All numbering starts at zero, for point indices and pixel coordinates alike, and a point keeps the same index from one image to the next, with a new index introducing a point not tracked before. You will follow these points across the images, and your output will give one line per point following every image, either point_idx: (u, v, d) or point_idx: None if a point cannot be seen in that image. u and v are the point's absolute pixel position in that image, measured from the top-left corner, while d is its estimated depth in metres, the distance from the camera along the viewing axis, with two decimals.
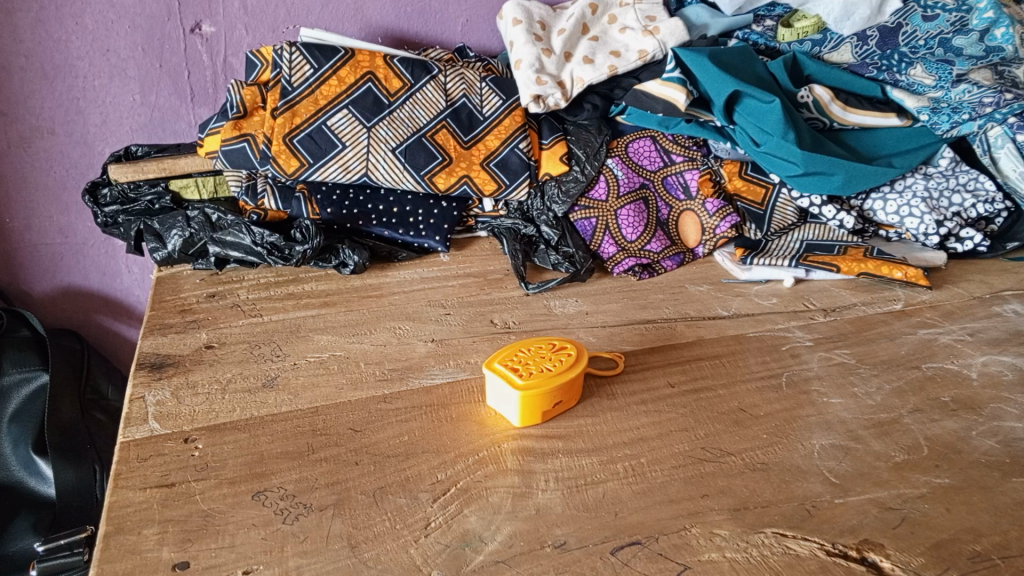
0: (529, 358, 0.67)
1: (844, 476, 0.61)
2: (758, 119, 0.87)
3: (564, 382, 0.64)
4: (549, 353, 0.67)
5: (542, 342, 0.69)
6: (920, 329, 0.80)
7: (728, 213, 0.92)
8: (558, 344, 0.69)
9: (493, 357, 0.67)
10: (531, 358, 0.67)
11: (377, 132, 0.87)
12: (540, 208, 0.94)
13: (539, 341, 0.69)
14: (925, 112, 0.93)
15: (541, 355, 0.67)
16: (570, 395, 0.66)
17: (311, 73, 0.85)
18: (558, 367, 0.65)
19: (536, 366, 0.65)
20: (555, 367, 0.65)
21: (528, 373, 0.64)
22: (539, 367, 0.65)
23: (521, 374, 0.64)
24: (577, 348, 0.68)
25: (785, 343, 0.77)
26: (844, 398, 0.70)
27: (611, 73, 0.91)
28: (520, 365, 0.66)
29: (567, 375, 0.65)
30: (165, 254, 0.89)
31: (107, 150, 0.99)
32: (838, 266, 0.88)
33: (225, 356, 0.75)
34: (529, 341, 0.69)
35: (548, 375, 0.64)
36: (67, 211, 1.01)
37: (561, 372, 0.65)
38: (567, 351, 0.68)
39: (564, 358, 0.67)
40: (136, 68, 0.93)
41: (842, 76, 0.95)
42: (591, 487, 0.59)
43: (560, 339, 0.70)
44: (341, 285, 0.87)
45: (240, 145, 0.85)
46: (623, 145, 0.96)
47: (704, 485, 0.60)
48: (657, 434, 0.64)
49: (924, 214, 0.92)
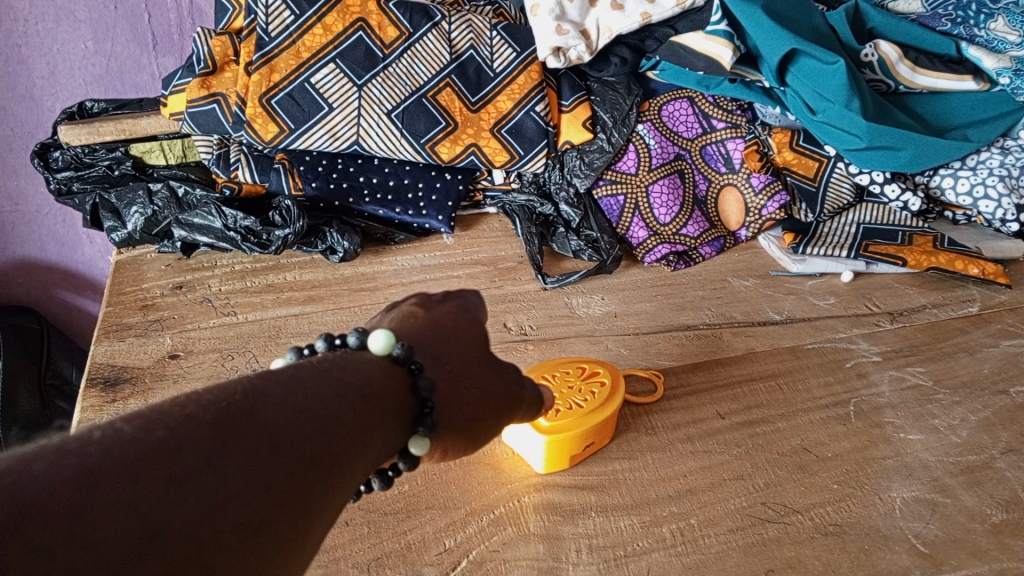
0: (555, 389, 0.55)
1: (934, 544, 0.51)
2: (816, 82, 0.73)
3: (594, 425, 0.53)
4: (576, 381, 0.56)
5: (570, 365, 0.58)
6: (1003, 340, 0.70)
7: (776, 191, 0.79)
8: (588, 368, 0.58)
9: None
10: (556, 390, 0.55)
11: (369, 91, 0.73)
12: (558, 181, 0.81)
13: (566, 364, 0.58)
14: (1006, 74, 0.78)
15: (569, 386, 0.56)
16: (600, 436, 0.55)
17: (291, 21, 0.71)
18: (589, 403, 0.54)
19: (562, 400, 0.54)
20: (586, 404, 0.54)
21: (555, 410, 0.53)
22: (567, 403, 0.54)
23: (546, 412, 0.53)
24: (612, 374, 0.57)
25: (849, 358, 0.66)
26: (924, 433, 0.59)
27: (644, 22, 0.75)
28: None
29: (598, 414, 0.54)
30: (124, 235, 0.76)
31: (57, 106, 0.85)
32: (904, 258, 0.76)
33: (192, 370, 0.63)
34: (553, 362, 0.58)
35: (577, 414, 0.53)
36: (15, 175, 0.87)
37: (592, 410, 0.54)
38: (599, 381, 0.56)
39: (597, 390, 0.55)
40: (86, 10, 0.78)
41: (910, 29, 0.80)
42: (631, 561, 0.49)
43: (592, 361, 0.58)
44: (329, 275, 0.75)
45: (211, 106, 0.71)
46: (657, 107, 0.82)
47: (768, 557, 0.50)
48: (708, 485, 0.54)
49: (1002, 196, 0.80)
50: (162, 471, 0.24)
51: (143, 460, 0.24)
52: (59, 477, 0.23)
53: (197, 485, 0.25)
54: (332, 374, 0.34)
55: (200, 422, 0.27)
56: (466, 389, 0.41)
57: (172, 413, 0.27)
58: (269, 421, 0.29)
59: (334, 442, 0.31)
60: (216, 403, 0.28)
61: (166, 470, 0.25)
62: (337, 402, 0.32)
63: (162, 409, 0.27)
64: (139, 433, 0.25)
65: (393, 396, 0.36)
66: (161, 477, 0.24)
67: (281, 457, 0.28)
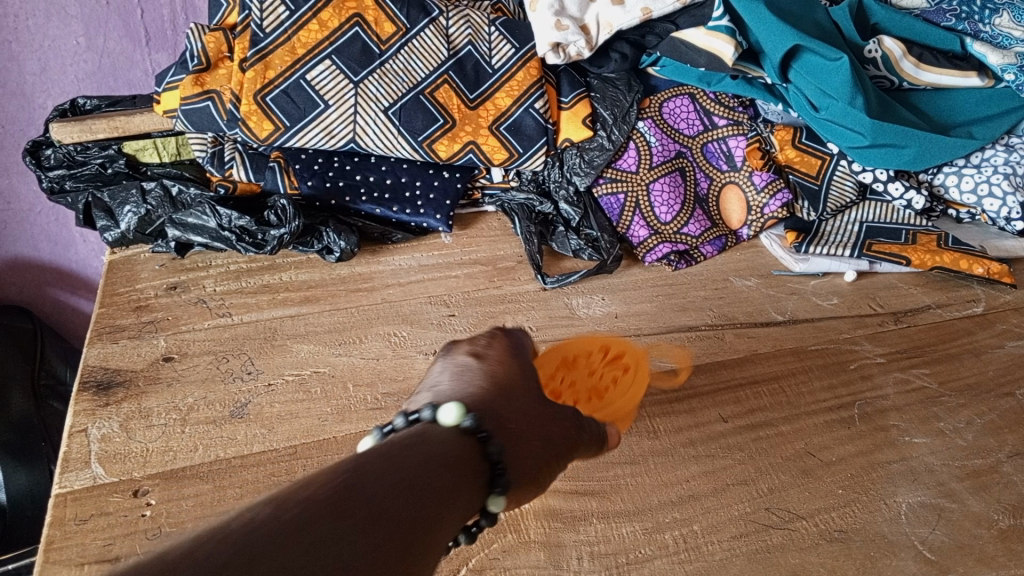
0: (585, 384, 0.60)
1: (940, 550, 0.50)
2: (820, 79, 0.72)
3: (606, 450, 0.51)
4: (601, 367, 0.63)
5: (598, 346, 0.66)
6: (1008, 340, 0.69)
7: (779, 189, 0.79)
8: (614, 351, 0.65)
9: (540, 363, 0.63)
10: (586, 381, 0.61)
11: (366, 88, 0.72)
12: (558, 179, 0.80)
13: (592, 344, 0.66)
14: (1011, 70, 0.77)
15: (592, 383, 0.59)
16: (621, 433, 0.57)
17: (287, 16, 0.69)
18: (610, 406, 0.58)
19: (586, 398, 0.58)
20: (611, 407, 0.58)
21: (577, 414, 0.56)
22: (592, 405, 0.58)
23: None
24: (635, 356, 0.65)
25: (853, 360, 0.65)
26: (930, 437, 0.58)
27: (645, 18, 0.74)
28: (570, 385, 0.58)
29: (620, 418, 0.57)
30: (117, 235, 0.75)
31: (49, 102, 0.83)
32: (908, 258, 0.75)
33: (187, 373, 0.62)
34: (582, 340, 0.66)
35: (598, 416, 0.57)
36: (6, 173, 0.86)
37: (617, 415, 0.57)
38: (622, 367, 0.63)
39: (621, 378, 0.62)
40: (78, 5, 0.77)
41: (914, 24, 0.79)
42: (634, 568, 0.48)
43: (619, 343, 0.66)
44: (326, 275, 0.74)
45: (204, 104, 0.69)
46: (657, 104, 0.81)
47: (773, 564, 0.49)
48: (711, 491, 0.53)
49: (1006, 194, 0.79)
50: (301, 542, 0.24)
51: (283, 534, 0.24)
52: (224, 550, 0.22)
53: (327, 547, 0.25)
54: (420, 447, 0.34)
55: (320, 502, 0.27)
56: (529, 445, 0.40)
57: (296, 495, 0.27)
58: (382, 490, 0.29)
59: (432, 503, 0.31)
60: (333, 483, 0.28)
61: (298, 541, 0.24)
62: (427, 470, 0.32)
63: (287, 493, 0.27)
64: (274, 515, 0.25)
65: (473, 458, 0.36)
66: (301, 547, 0.24)
67: (395, 518, 0.29)
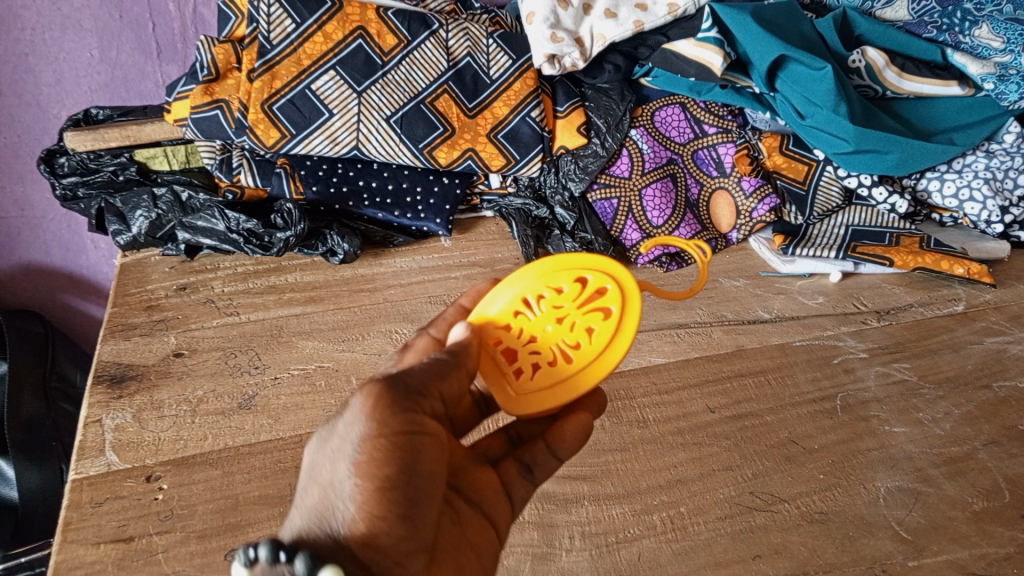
0: (545, 308, 0.48)
1: (916, 530, 0.53)
2: (805, 88, 0.75)
3: (516, 411, 0.46)
4: (572, 312, 0.48)
5: (569, 279, 0.49)
6: (987, 337, 0.72)
7: (766, 194, 0.81)
8: (592, 285, 0.49)
9: (485, 304, 0.49)
10: (548, 306, 0.48)
11: (369, 98, 0.75)
12: (554, 184, 0.83)
13: (563, 274, 0.49)
14: (990, 79, 0.80)
15: (560, 318, 0.48)
16: (587, 415, 0.47)
17: (292, 29, 0.72)
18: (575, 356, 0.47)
19: (546, 333, 0.47)
20: (578, 354, 0.47)
21: (532, 368, 0.47)
22: (557, 345, 0.47)
23: (520, 365, 0.47)
24: (620, 293, 0.49)
25: (837, 355, 0.67)
26: (909, 426, 0.61)
27: (637, 31, 0.77)
28: (524, 316, 0.48)
29: (586, 373, 0.47)
30: (129, 238, 0.77)
31: (63, 113, 0.86)
32: (891, 259, 0.78)
33: (196, 367, 0.65)
34: (545, 274, 0.49)
35: (560, 371, 0.47)
36: (21, 181, 0.89)
37: (585, 361, 0.47)
38: (602, 308, 0.49)
39: (598, 327, 0.48)
40: (92, 19, 0.80)
41: (897, 35, 0.82)
42: (623, 546, 0.51)
43: (599, 275, 0.50)
44: (329, 277, 0.77)
45: (214, 112, 0.73)
46: (649, 112, 0.84)
47: (755, 543, 0.51)
48: (698, 475, 0.56)
49: (987, 198, 0.82)
50: None
51: None
52: None
53: None
54: None
55: None
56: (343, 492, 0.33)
57: None
58: None
59: None
60: None
61: None
62: None
63: None
64: None
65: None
66: None
67: None
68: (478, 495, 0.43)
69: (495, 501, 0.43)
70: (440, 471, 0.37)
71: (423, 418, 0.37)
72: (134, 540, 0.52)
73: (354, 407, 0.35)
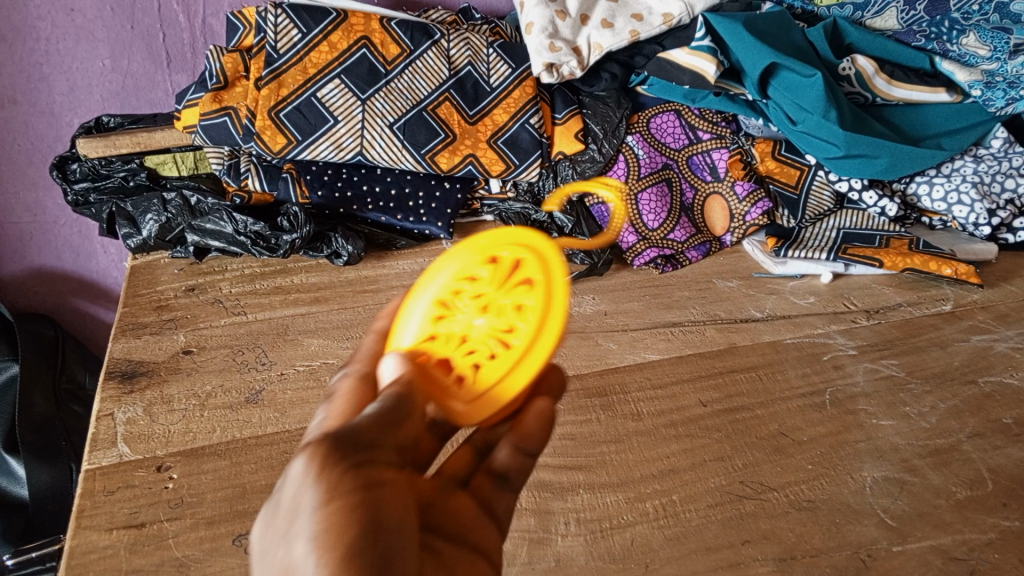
0: (468, 301, 0.43)
1: (901, 518, 0.55)
2: (796, 94, 0.78)
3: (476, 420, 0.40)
4: (496, 294, 0.43)
5: (480, 262, 0.44)
6: (974, 335, 0.73)
7: (759, 198, 0.84)
8: (507, 260, 0.44)
9: (399, 325, 0.43)
10: (470, 299, 0.43)
11: (373, 105, 0.77)
12: (552, 189, 0.85)
13: (471, 260, 0.44)
14: (977, 86, 0.82)
15: (487, 305, 0.43)
16: (546, 400, 0.42)
17: (299, 39, 0.75)
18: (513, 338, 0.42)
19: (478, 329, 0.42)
20: (519, 335, 0.42)
21: (476, 366, 0.41)
22: (492, 337, 0.42)
23: (461, 371, 0.41)
24: (540, 260, 0.44)
25: (826, 352, 0.69)
26: (896, 419, 0.63)
27: (633, 39, 0.80)
28: (448, 318, 0.42)
29: (533, 353, 0.42)
30: (140, 241, 0.80)
31: (75, 120, 0.88)
32: (881, 260, 0.80)
33: (205, 364, 0.67)
34: (453, 273, 0.44)
35: (505, 362, 0.41)
36: (34, 188, 0.91)
37: (527, 342, 0.42)
38: (526, 280, 0.43)
39: (529, 302, 0.43)
40: (105, 30, 0.82)
41: (887, 44, 0.84)
42: (617, 532, 0.53)
43: (511, 246, 0.44)
44: (333, 278, 0.79)
45: (222, 119, 0.75)
46: (645, 119, 0.86)
47: (745, 529, 0.53)
48: (690, 465, 0.57)
49: (975, 202, 0.84)
50: None
51: None
52: None
53: None
54: None
55: None
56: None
57: None
58: None
59: None
60: None
61: None
62: None
63: None
64: None
65: None
66: None
67: None
68: (457, 527, 0.37)
69: (477, 529, 0.37)
70: (413, 521, 0.30)
71: (382, 469, 0.30)
72: (145, 527, 0.53)
73: (294, 474, 0.28)
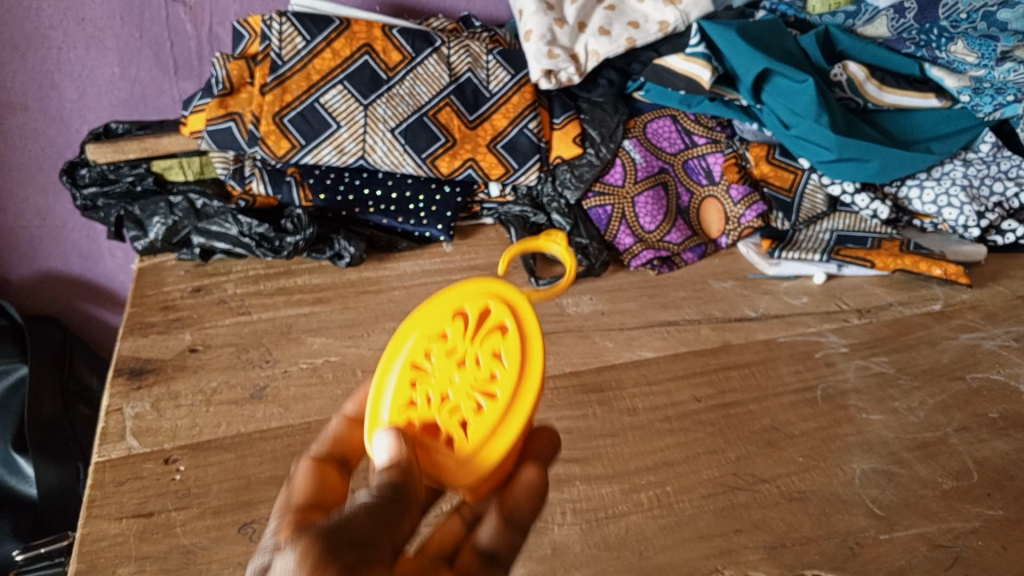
0: (438, 359, 0.42)
1: (889, 507, 0.56)
2: (789, 100, 0.79)
3: (465, 482, 0.39)
4: (468, 347, 0.42)
5: (447, 318, 0.43)
6: (963, 333, 0.75)
7: (754, 201, 0.85)
8: (473, 311, 0.43)
9: (371, 400, 0.41)
10: (442, 356, 0.42)
11: (375, 111, 0.79)
12: (551, 193, 0.86)
13: (437, 319, 0.43)
14: (966, 92, 0.84)
15: (462, 361, 0.42)
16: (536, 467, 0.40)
17: (303, 46, 0.77)
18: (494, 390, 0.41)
19: (454, 387, 0.41)
20: (499, 387, 0.41)
21: (462, 427, 0.40)
22: (473, 394, 0.41)
23: (448, 434, 0.39)
24: (506, 305, 0.44)
25: (819, 350, 0.71)
26: (885, 414, 0.64)
27: (629, 46, 0.82)
28: (422, 380, 0.41)
29: (515, 406, 0.41)
30: (147, 244, 0.82)
31: (85, 127, 0.90)
32: (872, 261, 0.82)
33: (210, 361, 0.69)
34: (417, 334, 0.42)
35: (490, 420, 0.40)
36: (44, 193, 0.93)
37: (507, 395, 0.41)
38: (497, 327, 0.43)
39: (503, 351, 0.42)
40: (114, 38, 0.84)
41: (877, 51, 0.86)
42: (612, 521, 0.54)
43: (473, 297, 0.43)
44: (336, 279, 0.81)
45: (227, 125, 0.76)
46: (642, 124, 0.88)
47: (736, 518, 0.55)
48: (683, 458, 0.59)
49: (964, 204, 0.84)
50: None
51: None
52: None
53: None
54: None
55: None
56: None
57: None
58: None
59: None
60: None
61: None
62: None
63: None
64: None
65: None
66: None
67: None
68: None
69: None
70: None
71: (373, 567, 0.28)
72: (154, 516, 0.55)
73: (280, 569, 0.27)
